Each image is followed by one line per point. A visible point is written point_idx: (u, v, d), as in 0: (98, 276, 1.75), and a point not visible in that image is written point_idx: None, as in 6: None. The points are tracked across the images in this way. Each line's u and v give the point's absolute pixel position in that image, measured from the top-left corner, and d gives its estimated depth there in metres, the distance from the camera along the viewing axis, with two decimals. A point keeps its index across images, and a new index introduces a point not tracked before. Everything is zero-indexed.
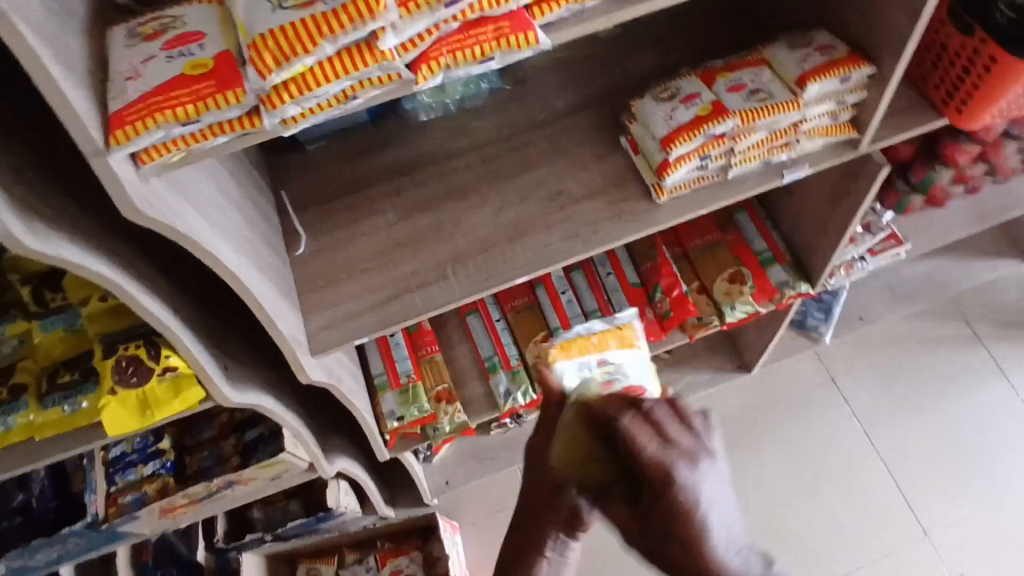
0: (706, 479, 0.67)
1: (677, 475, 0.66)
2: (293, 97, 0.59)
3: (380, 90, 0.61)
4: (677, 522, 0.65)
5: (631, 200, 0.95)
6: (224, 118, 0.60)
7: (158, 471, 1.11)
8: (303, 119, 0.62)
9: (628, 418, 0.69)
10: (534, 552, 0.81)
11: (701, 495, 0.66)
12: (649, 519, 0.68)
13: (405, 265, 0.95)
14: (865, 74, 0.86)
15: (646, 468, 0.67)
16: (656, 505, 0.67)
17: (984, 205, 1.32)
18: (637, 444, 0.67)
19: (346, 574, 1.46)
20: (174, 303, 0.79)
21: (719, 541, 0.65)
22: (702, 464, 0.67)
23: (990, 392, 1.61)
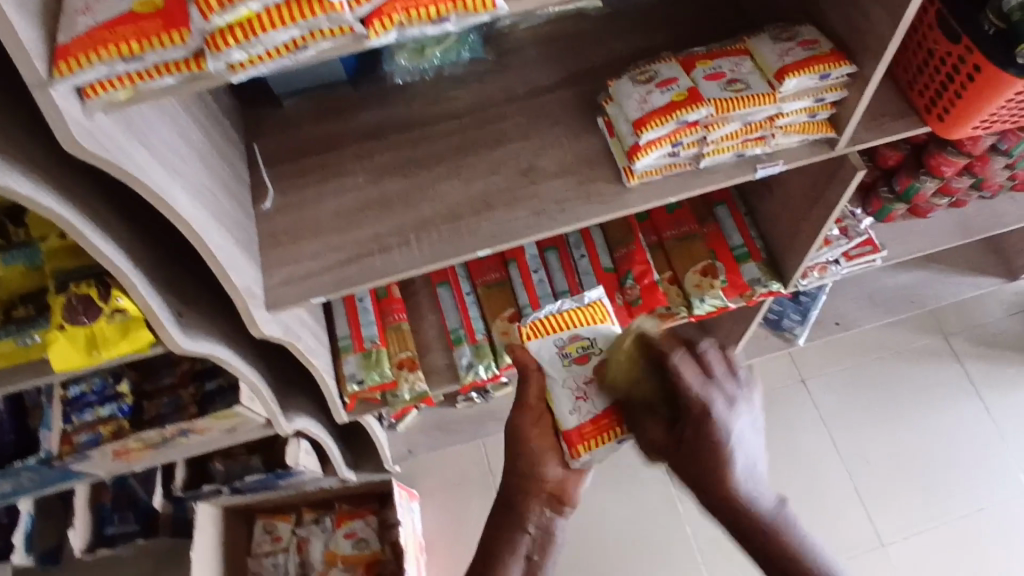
0: (739, 420, 0.79)
1: (715, 411, 0.78)
2: (238, 41, 0.58)
3: (332, 44, 0.61)
4: (707, 450, 0.77)
5: (602, 181, 0.94)
6: (169, 58, 0.59)
7: (115, 414, 1.12)
8: (251, 66, 0.61)
9: (678, 356, 0.79)
10: (518, 527, 0.92)
11: (731, 432, 0.78)
12: (683, 451, 0.79)
13: (370, 227, 0.94)
14: (845, 73, 0.85)
15: (690, 400, 0.78)
16: (692, 435, 0.78)
17: (966, 220, 1.31)
18: (682, 379, 0.78)
19: (303, 533, 1.49)
20: (129, 246, 0.79)
21: (742, 472, 0.78)
22: (735, 407, 0.79)
23: (960, 409, 1.61)
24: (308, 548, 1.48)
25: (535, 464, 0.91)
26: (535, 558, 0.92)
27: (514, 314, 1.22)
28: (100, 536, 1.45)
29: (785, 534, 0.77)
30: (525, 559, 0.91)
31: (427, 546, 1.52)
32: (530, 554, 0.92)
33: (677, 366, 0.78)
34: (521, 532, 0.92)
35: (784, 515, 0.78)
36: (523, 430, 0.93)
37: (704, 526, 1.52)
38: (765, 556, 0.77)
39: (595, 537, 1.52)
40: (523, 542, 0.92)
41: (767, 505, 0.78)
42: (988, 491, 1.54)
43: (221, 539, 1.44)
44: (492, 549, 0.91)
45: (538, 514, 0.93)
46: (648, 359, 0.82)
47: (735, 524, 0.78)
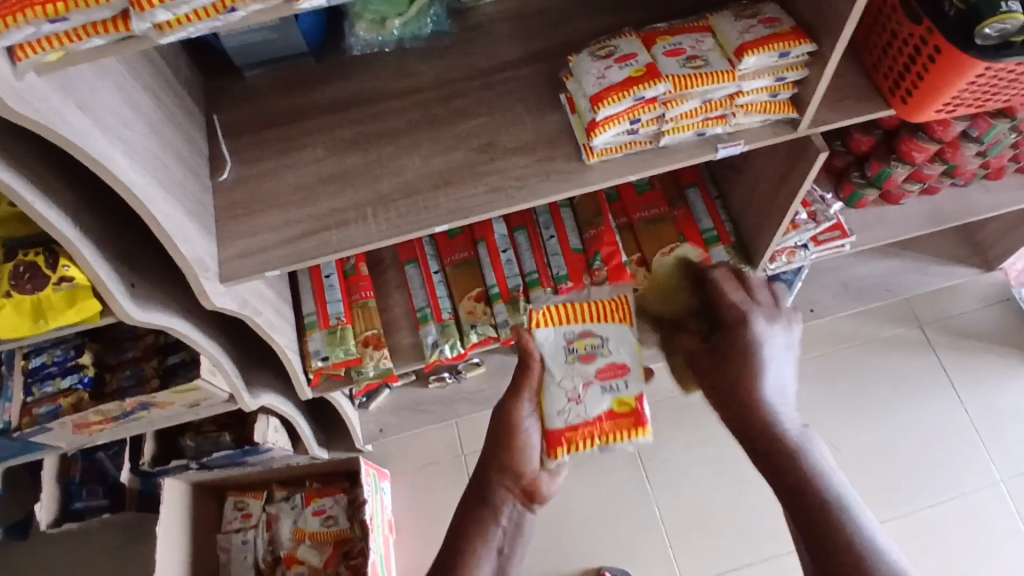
0: (774, 334, 0.84)
1: (750, 318, 0.85)
2: (162, 1, 0.60)
3: (262, 5, 0.62)
4: (737, 355, 0.83)
5: (562, 159, 0.92)
6: (95, 19, 0.60)
7: (75, 386, 1.11)
8: (179, 26, 0.62)
9: (716, 272, 0.92)
10: (492, 516, 0.90)
11: (762, 342, 0.83)
12: (717, 355, 0.85)
13: (327, 201, 0.93)
14: (806, 51, 0.84)
15: (726, 310, 0.87)
16: (725, 341, 0.85)
17: (939, 208, 1.30)
18: (721, 287, 0.90)
19: (273, 510, 1.49)
20: (76, 213, 0.78)
21: (769, 388, 0.81)
22: (778, 325, 0.85)
23: (933, 399, 1.61)
24: (278, 525, 1.48)
25: (516, 453, 0.93)
26: (505, 552, 0.89)
27: (481, 293, 1.22)
28: (68, 509, 1.46)
29: (818, 479, 0.72)
30: (496, 552, 0.89)
31: (396, 526, 1.53)
32: (501, 546, 0.89)
33: (719, 278, 0.91)
34: (493, 521, 0.90)
35: (805, 439, 0.75)
36: (511, 410, 0.95)
37: (672, 510, 1.52)
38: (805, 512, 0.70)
39: (564, 518, 1.52)
40: (494, 533, 0.90)
41: (790, 428, 0.77)
42: (959, 482, 1.54)
43: (189, 514, 1.45)
44: (463, 534, 0.90)
45: (512, 507, 0.92)
46: (689, 278, 0.97)
47: (764, 442, 0.76)
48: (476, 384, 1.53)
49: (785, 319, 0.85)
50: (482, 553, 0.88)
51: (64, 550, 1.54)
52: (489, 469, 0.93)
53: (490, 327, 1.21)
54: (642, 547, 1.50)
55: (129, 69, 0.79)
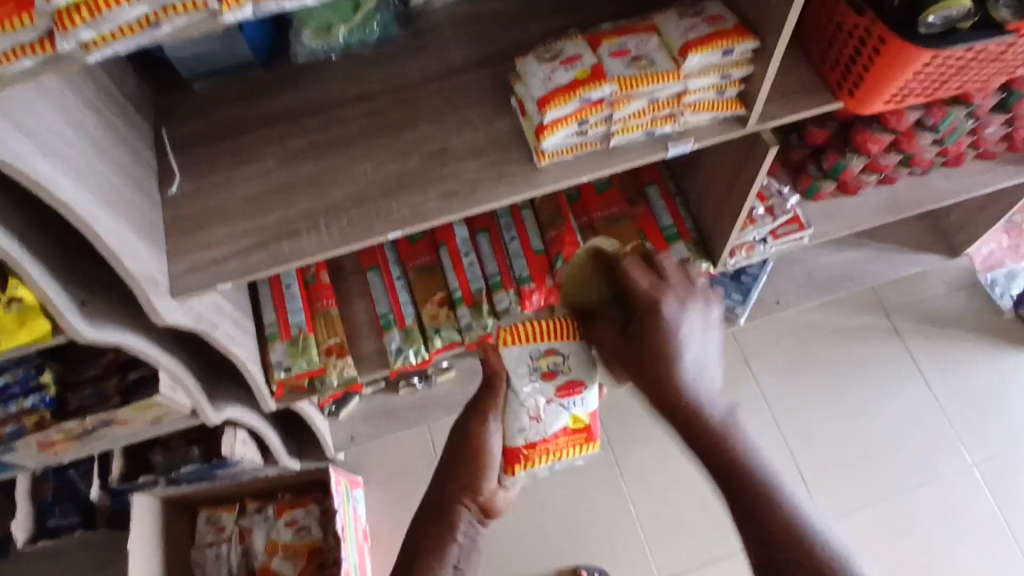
0: (691, 318, 0.86)
1: (665, 305, 0.86)
2: (84, 20, 0.59)
3: (186, 19, 0.62)
4: (652, 345, 0.85)
5: (514, 162, 0.92)
6: (22, 41, 0.59)
7: (37, 406, 1.08)
8: (106, 44, 0.62)
9: (632, 265, 0.89)
10: (449, 535, 0.97)
11: (683, 327, 0.85)
12: (633, 345, 0.87)
13: (280, 212, 0.92)
14: (749, 48, 0.85)
15: (638, 293, 0.87)
16: (639, 333, 0.87)
17: (897, 198, 1.32)
18: (631, 277, 0.88)
19: (245, 522, 1.47)
20: (21, 234, 0.76)
21: (689, 368, 0.83)
22: (695, 309, 0.87)
23: (903, 386, 1.63)
24: (251, 538, 1.46)
25: (481, 474, 1.00)
26: (460, 566, 0.95)
27: (445, 298, 1.21)
28: (42, 528, 1.44)
29: (753, 469, 0.77)
30: (452, 568, 0.94)
31: (371, 533, 1.52)
32: (456, 562, 0.95)
33: (625, 266, 0.90)
34: (451, 538, 0.96)
35: (733, 420, 0.81)
36: (476, 436, 1.00)
37: (647, 506, 1.52)
38: (751, 508, 0.76)
39: (538, 518, 1.52)
40: (452, 550, 0.96)
41: (716, 410, 0.81)
42: (931, 467, 1.56)
43: (161, 530, 1.43)
44: (422, 543, 0.96)
45: (468, 523, 0.98)
46: (597, 269, 0.97)
47: (709, 443, 0.79)
48: (447, 388, 1.53)
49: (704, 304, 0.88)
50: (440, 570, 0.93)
51: (39, 572, 1.52)
52: (451, 485, 1.00)
53: (453, 332, 1.20)
54: (615, 542, 1.50)
55: (68, 86, 0.78)
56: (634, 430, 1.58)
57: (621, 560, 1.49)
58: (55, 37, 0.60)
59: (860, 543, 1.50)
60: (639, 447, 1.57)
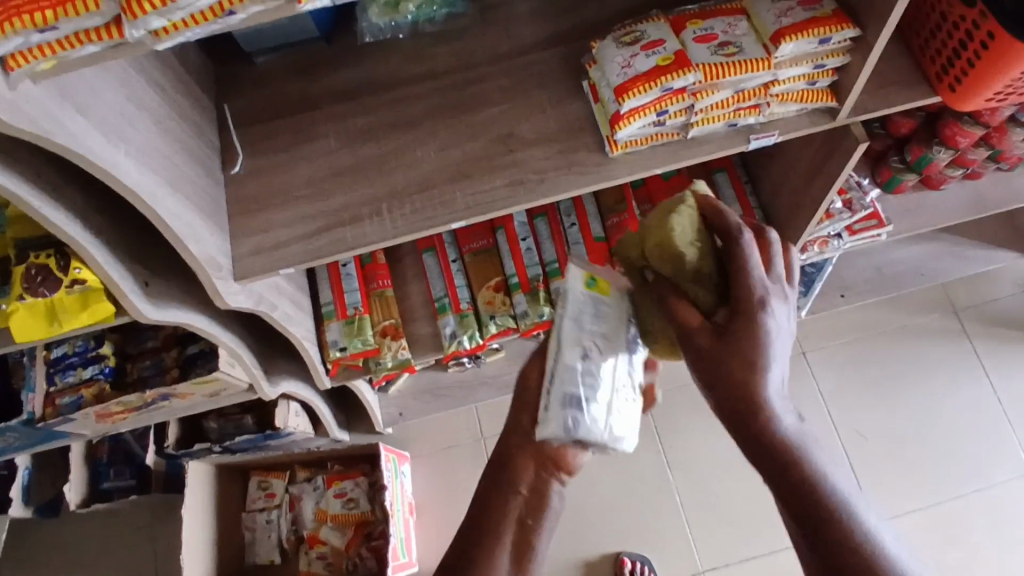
0: (784, 320, 0.61)
1: (767, 300, 0.60)
2: (154, 7, 0.57)
3: (261, 7, 0.59)
4: (743, 351, 0.60)
5: (584, 151, 0.88)
6: (86, 27, 0.57)
7: (96, 376, 1.10)
8: (175, 31, 0.60)
9: (747, 238, 0.62)
10: (510, 486, 0.71)
11: (777, 331, 0.60)
12: (726, 342, 0.61)
13: (341, 196, 0.90)
14: (849, 37, 0.79)
15: (742, 281, 0.60)
16: (731, 329, 0.61)
17: (982, 194, 1.24)
18: (746, 258, 0.61)
19: (295, 491, 1.50)
20: (86, 215, 0.75)
21: (771, 383, 0.60)
22: (782, 310, 0.62)
23: (965, 388, 1.56)
24: (300, 506, 1.49)
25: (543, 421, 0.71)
26: (531, 524, 0.70)
27: (500, 283, 1.19)
28: (97, 490, 1.49)
29: (821, 477, 0.57)
30: (517, 524, 0.70)
31: (416, 506, 1.54)
32: (523, 517, 0.70)
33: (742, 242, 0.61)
34: (513, 491, 0.71)
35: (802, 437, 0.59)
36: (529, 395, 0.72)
37: (693, 497, 1.50)
38: (807, 516, 0.57)
39: (579, 503, 1.51)
40: (513, 504, 0.71)
41: (785, 420, 0.60)
42: (988, 474, 1.49)
43: (216, 495, 1.45)
44: (485, 506, 0.71)
45: (535, 477, 0.71)
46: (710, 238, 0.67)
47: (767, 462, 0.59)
48: (495, 368, 1.51)
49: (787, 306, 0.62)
50: (504, 532, 0.70)
51: (95, 527, 1.58)
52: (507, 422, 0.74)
53: (508, 317, 1.18)
54: (658, 531, 1.49)
55: (132, 64, 0.76)
56: (680, 418, 1.55)
57: (664, 550, 1.48)
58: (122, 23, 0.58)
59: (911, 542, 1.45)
60: (685, 436, 1.54)
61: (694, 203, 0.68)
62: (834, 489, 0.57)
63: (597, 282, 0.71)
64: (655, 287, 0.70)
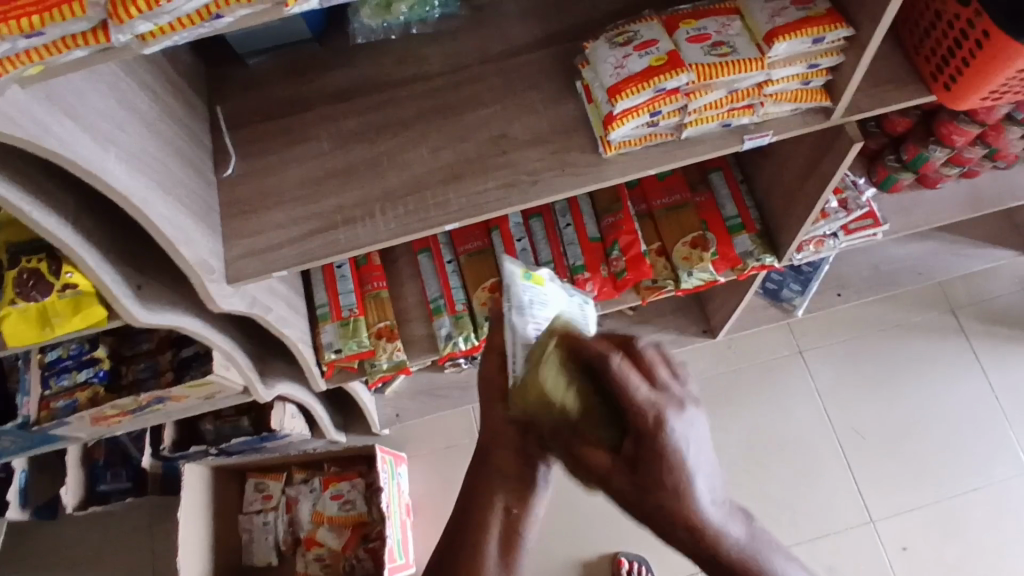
0: (692, 431, 0.58)
1: (668, 423, 0.57)
2: (140, 11, 0.57)
3: (249, 10, 0.59)
4: (662, 484, 0.57)
5: (577, 152, 0.88)
6: (73, 31, 0.57)
7: (91, 379, 1.09)
8: (162, 35, 0.60)
9: (616, 364, 0.59)
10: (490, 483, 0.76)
11: (687, 451, 0.58)
12: (640, 475, 0.58)
13: (334, 198, 0.90)
14: (842, 36, 0.79)
15: (637, 415, 0.58)
16: (643, 459, 0.58)
17: (979, 192, 1.24)
18: (627, 385, 0.58)
19: (292, 492, 1.50)
20: (77, 219, 0.75)
21: (704, 502, 0.58)
22: (687, 425, 0.58)
23: (963, 386, 1.56)
24: (297, 508, 1.49)
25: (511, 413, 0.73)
26: (516, 512, 0.75)
27: (495, 284, 1.18)
28: (94, 493, 1.48)
29: None
30: (503, 513, 0.76)
31: (413, 507, 1.54)
32: (508, 505, 0.76)
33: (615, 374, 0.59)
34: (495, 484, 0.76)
35: (751, 542, 0.60)
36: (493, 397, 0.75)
37: None
38: None
39: (576, 503, 1.51)
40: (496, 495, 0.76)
41: (731, 531, 0.59)
42: (988, 472, 1.49)
43: (211, 498, 1.45)
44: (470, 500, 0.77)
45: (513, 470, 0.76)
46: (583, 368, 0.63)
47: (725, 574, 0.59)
48: None
49: (691, 415, 0.59)
50: (489, 522, 0.75)
51: (93, 529, 1.58)
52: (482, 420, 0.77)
53: None
54: (656, 532, 1.49)
55: (122, 67, 0.76)
56: None
57: (662, 551, 1.47)
58: (109, 28, 0.57)
59: (907, 538, 1.45)
60: None
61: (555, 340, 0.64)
62: None
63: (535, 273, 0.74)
64: (555, 436, 0.65)
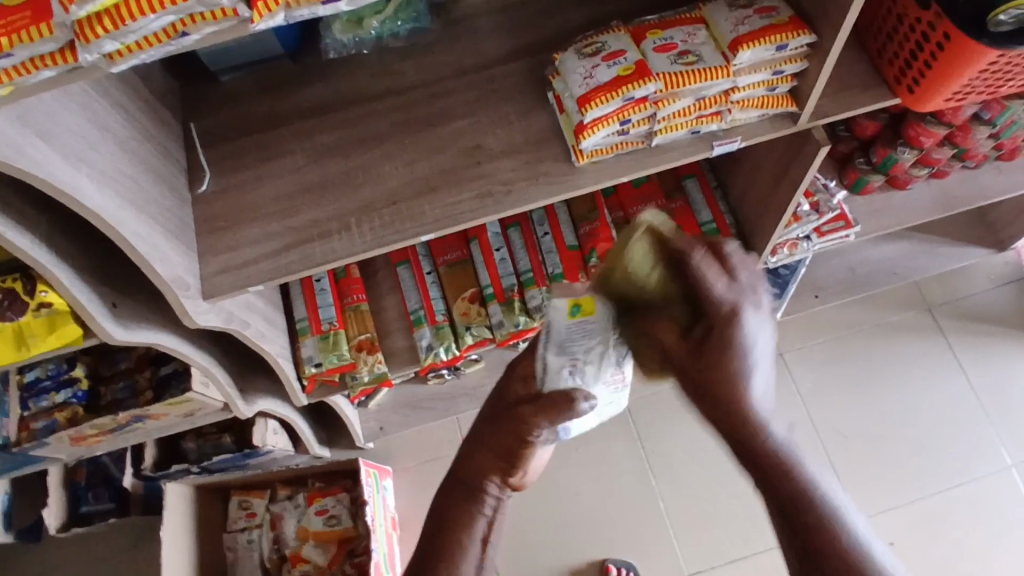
0: (759, 332, 0.60)
1: (742, 316, 0.60)
2: (107, 31, 0.57)
3: (215, 27, 0.60)
4: (725, 369, 0.59)
5: (551, 161, 0.89)
6: (41, 52, 0.57)
7: (70, 400, 1.09)
8: (130, 53, 0.60)
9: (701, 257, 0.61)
10: (475, 502, 0.73)
11: (753, 347, 0.60)
12: (700, 358, 0.61)
13: (310, 212, 0.90)
14: (805, 43, 0.81)
15: (710, 300, 0.60)
16: (710, 344, 0.60)
17: (949, 192, 1.26)
18: (706, 279, 0.60)
19: (276, 509, 1.49)
20: (50, 238, 0.75)
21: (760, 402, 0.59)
22: (756, 323, 0.60)
23: (942, 382, 1.58)
24: (282, 524, 1.48)
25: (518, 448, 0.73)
26: (491, 542, 0.73)
27: (475, 294, 1.19)
28: (76, 514, 1.46)
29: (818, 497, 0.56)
30: (480, 542, 0.73)
31: (398, 520, 1.54)
32: (487, 534, 0.73)
33: (699, 264, 0.61)
34: (478, 510, 0.73)
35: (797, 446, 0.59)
36: (519, 443, 0.72)
37: (676, 501, 1.51)
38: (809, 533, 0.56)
39: (563, 510, 1.51)
40: (476, 522, 0.73)
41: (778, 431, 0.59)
42: (968, 468, 1.51)
43: (194, 516, 1.43)
44: (447, 521, 0.73)
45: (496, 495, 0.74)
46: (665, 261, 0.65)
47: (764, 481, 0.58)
48: (475, 379, 1.51)
49: (760, 316, 0.61)
50: (467, 547, 0.72)
51: (74, 553, 1.56)
52: (475, 450, 0.74)
53: (484, 329, 1.18)
54: (642, 537, 1.49)
55: (93, 86, 0.76)
56: (662, 422, 1.56)
57: (649, 556, 1.47)
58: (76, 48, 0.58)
59: (893, 533, 1.47)
60: (668, 440, 1.55)
61: (646, 231, 0.67)
62: (823, 503, 0.56)
63: (583, 304, 0.70)
64: (630, 313, 0.70)
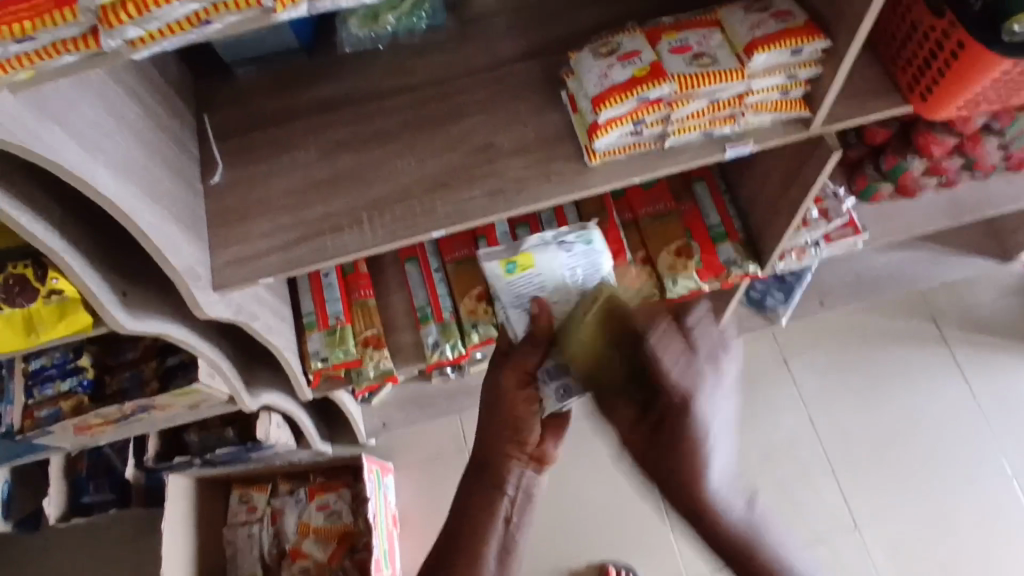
0: (716, 408, 0.66)
1: (695, 395, 0.65)
2: (131, 17, 0.57)
3: (238, 16, 0.60)
4: (682, 438, 0.64)
5: (563, 160, 0.89)
6: (63, 37, 0.57)
7: (76, 388, 1.09)
8: (153, 41, 0.60)
9: (657, 334, 0.69)
10: (498, 483, 0.90)
11: (710, 420, 0.65)
12: (659, 436, 0.65)
13: (322, 205, 0.90)
14: (820, 48, 0.81)
15: (667, 386, 0.66)
16: (670, 425, 0.65)
17: (958, 201, 1.26)
18: (659, 361, 0.67)
19: (277, 503, 1.49)
20: (63, 224, 0.75)
21: (714, 472, 0.63)
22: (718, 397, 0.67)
23: (946, 392, 1.58)
24: (283, 519, 1.47)
25: (520, 427, 0.89)
26: (514, 521, 0.90)
27: (483, 292, 1.18)
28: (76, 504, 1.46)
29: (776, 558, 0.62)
30: (505, 521, 0.89)
31: (400, 517, 1.54)
32: (509, 515, 0.90)
33: (652, 341, 0.68)
34: (500, 491, 0.90)
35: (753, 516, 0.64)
36: (509, 397, 0.87)
37: None
38: None
39: (564, 512, 1.51)
40: (498, 499, 0.90)
41: (736, 504, 0.63)
42: (973, 475, 1.51)
43: (194, 509, 1.43)
44: (471, 506, 0.90)
45: (518, 474, 0.91)
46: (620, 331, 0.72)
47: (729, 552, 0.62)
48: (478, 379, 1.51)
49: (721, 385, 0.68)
50: (494, 526, 0.89)
51: (74, 543, 1.56)
52: (489, 440, 0.91)
53: (491, 326, 1.17)
54: (642, 539, 1.49)
55: (110, 74, 0.76)
56: None
57: (649, 558, 1.48)
58: (99, 33, 0.58)
59: (898, 537, 1.48)
60: None
61: (603, 303, 0.76)
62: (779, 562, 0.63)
63: (518, 261, 0.82)
64: (595, 396, 0.73)
